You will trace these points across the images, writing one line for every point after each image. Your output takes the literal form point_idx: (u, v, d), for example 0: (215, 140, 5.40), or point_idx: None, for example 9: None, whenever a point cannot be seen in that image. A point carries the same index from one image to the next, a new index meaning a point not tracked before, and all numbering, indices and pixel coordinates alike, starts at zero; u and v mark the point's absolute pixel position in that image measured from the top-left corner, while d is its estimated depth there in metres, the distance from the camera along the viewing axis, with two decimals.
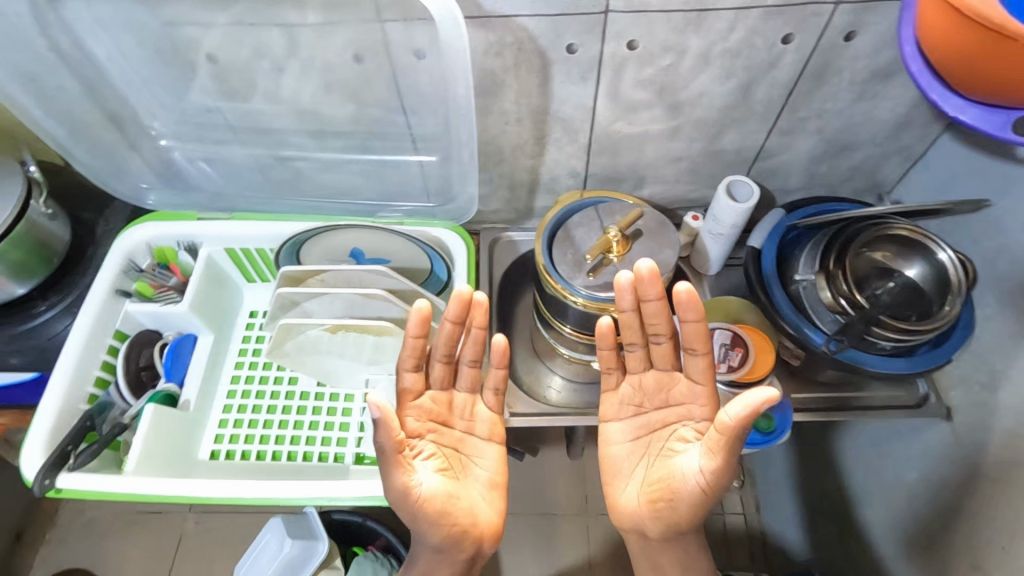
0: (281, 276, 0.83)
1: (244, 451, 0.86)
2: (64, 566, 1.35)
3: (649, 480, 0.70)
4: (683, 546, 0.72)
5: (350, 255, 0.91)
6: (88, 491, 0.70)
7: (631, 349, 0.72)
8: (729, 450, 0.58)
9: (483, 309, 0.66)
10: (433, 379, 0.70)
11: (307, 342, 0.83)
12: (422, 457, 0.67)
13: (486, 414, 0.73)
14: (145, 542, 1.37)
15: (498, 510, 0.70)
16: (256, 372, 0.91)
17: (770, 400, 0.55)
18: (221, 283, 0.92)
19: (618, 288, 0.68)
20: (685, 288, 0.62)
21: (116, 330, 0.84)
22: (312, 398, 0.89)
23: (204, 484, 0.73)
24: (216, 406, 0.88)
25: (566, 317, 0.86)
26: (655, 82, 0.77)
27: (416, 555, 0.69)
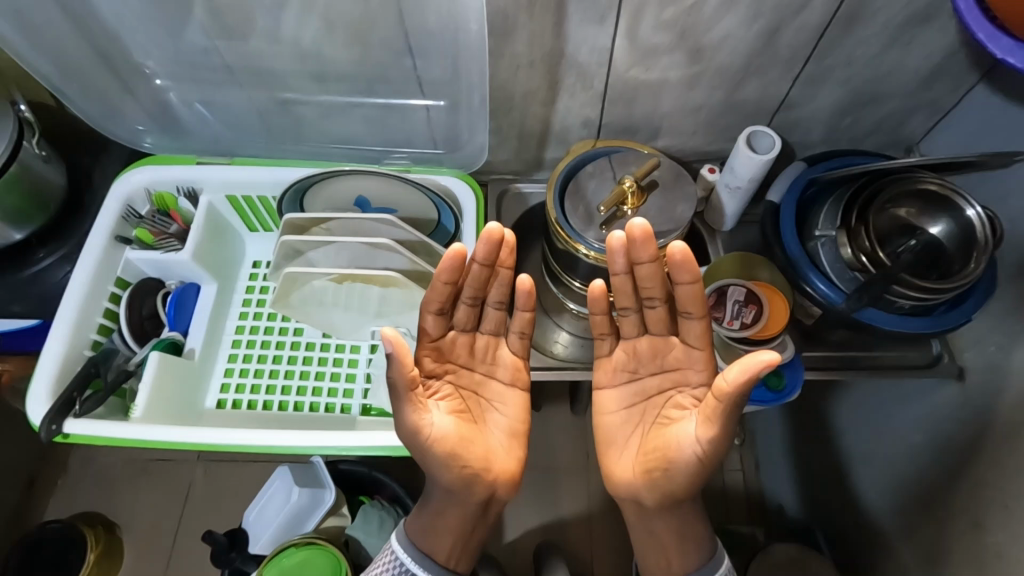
0: (282, 226, 0.80)
1: (251, 400, 0.86)
2: (78, 509, 1.38)
3: (647, 444, 0.70)
4: (678, 514, 0.71)
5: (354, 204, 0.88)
6: (97, 437, 0.69)
7: (625, 313, 0.71)
8: (724, 414, 0.58)
9: (511, 248, 0.66)
10: (457, 320, 0.70)
11: (313, 294, 0.81)
12: (437, 399, 0.67)
13: (508, 358, 0.73)
14: (155, 489, 1.40)
15: (516, 457, 0.70)
16: (260, 323, 0.90)
17: (770, 363, 0.54)
18: (222, 231, 0.89)
19: (610, 247, 0.67)
20: (680, 246, 0.61)
21: (116, 277, 0.81)
22: (317, 348, 0.89)
23: (212, 432, 0.72)
24: (222, 355, 0.88)
25: (576, 271, 0.85)
26: (677, 24, 0.73)
27: (427, 499, 0.70)
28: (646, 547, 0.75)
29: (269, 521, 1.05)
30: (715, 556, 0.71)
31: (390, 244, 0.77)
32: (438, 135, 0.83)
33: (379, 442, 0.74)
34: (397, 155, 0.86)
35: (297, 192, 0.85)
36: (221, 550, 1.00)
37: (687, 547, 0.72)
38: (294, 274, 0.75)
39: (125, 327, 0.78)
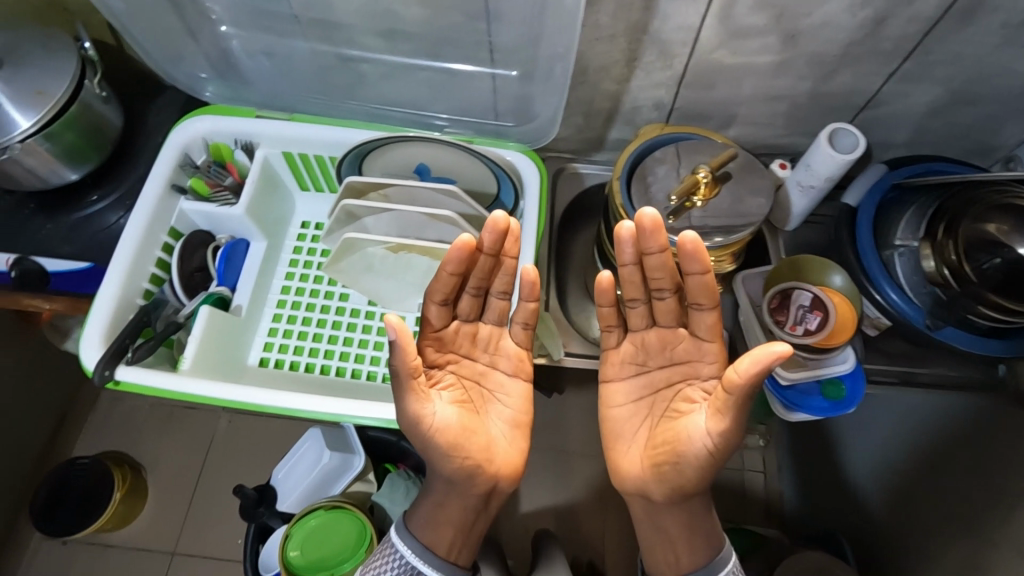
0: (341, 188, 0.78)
1: (293, 361, 0.85)
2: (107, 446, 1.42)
3: (652, 438, 0.67)
4: (688, 508, 0.68)
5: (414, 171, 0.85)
6: (146, 386, 0.69)
7: (633, 305, 0.69)
8: (737, 407, 0.55)
9: (517, 237, 0.64)
10: (461, 310, 0.68)
11: (366, 260, 0.79)
12: (439, 388, 0.65)
13: (512, 349, 0.70)
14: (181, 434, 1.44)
15: (519, 448, 0.69)
16: (307, 285, 0.89)
17: (781, 355, 0.51)
18: (275, 188, 0.88)
19: (618, 238, 0.64)
20: (691, 235, 0.58)
21: (171, 227, 0.80)
22: (362, 315, 0.88)
23: (257, 391, 0.71)
24: (267, 313, 0.87)
25: None
26: (775, 6, 0.68)
27: (430, 487, 0.69)
28: (653, 542, 0.72)
29: (297, 480, 1.06)
30: (723, 551, 0.68)
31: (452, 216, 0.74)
32: (508, 109, 0.80)
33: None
34: (437, 122, 0.83)
35: (357, 157, 0.82)
36: (251, 504, 1.02)
37: (697, 542, 0.69)
38: (353, 240, 0.72)
39: (176, 280, 0.77)
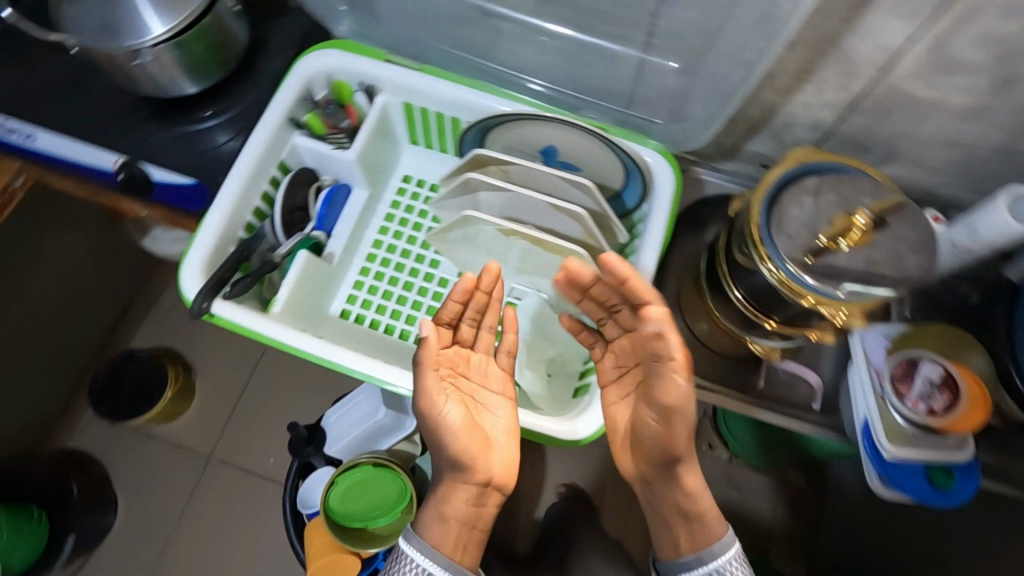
0: (465, 157, 0.73)
1: (373, 319, 0.83)
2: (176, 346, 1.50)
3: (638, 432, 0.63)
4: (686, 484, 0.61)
5: (539, 151, 0.79)
6: (237, 324, 0.67)
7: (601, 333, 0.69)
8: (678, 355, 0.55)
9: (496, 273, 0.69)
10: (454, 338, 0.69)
11: (472, 235, 0.75)
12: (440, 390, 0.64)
13: (499, 374, 0.70)
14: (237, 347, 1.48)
15: (514, 457, 0.66)
16: (400, 243, 0.86)
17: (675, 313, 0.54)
18: (387, 137, 0.84)
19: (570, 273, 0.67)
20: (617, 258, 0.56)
21: (281, 161, 0.77)
22: (449, 287, 0.84)
23: (345, 354, 0.68)
24: (355, 265, 0.84)
25: (749, 281, 0.77)
26: (1005, 45, 0.58)
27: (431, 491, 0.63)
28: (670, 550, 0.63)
29: (346, 427, 1.06)
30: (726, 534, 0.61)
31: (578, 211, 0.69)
32: (666, 107, 0.74)
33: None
34: (530, 84, 0.78)
35: (482, 130, 0.78)
36: (299, 442, 1.04)
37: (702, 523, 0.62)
38: (474, 217, 0.67)
39: (279, 218, 0.75)
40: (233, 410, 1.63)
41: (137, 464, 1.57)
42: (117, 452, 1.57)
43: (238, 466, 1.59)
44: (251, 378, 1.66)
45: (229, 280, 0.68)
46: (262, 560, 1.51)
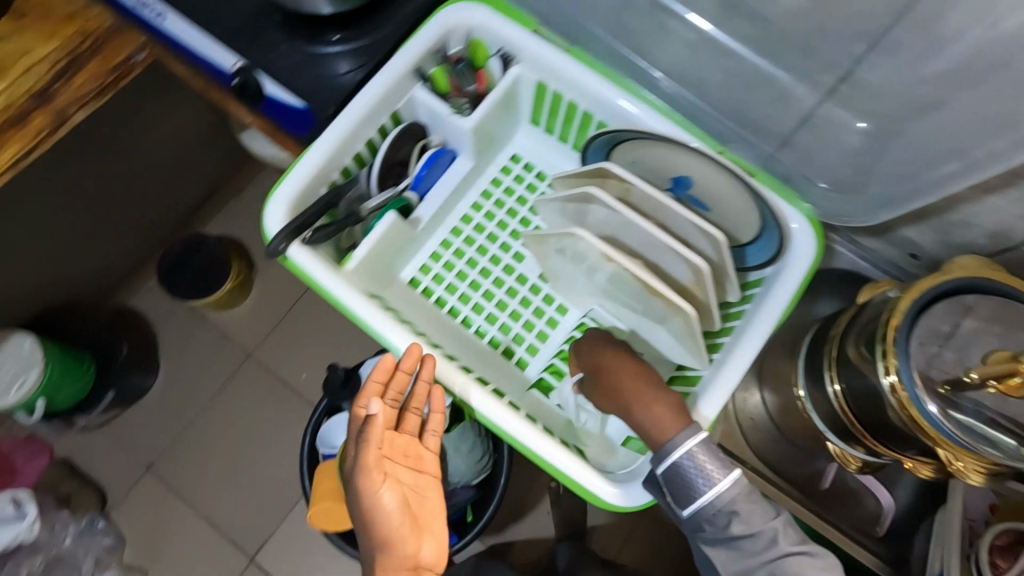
0: (586, 164, 0.66)
1: (440, 297, 0.78)
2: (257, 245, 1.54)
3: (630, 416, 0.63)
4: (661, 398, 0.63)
5: (669, 178, 0.71)
6: (307, 273, 0.64)
7: None
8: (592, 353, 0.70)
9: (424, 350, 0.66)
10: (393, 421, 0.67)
11: (569, 247, 0.68)
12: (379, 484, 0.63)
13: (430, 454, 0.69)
14: None
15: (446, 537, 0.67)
16: (489, 225, 0.80)
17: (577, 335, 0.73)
18: (508, 112, 0.77)
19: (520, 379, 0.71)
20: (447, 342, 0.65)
21: (394, 110, 0.71)
22: (526, 286, 0.78)
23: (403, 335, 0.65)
24: (438, 236, 0.80)
25: (861, 381, 0.69)
26: None
27: None
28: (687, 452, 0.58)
29: None
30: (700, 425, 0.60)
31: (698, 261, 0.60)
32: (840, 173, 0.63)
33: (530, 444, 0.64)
34: (655, 76, 0.67)
35: (608, 142, 0.72)
36: (335, 383, 1.02)
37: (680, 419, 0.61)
38: (582, 239, 0.60)
39: (375, 172, 0.71)
40: (281, 317, 1.67)
41: (183, 341, 1.64)
42: (169, 324, 1.65)
43: (272, 371, 1.63)
44: (304, 293, 1.68)
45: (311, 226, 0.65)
46: (272, 465, 1.57)
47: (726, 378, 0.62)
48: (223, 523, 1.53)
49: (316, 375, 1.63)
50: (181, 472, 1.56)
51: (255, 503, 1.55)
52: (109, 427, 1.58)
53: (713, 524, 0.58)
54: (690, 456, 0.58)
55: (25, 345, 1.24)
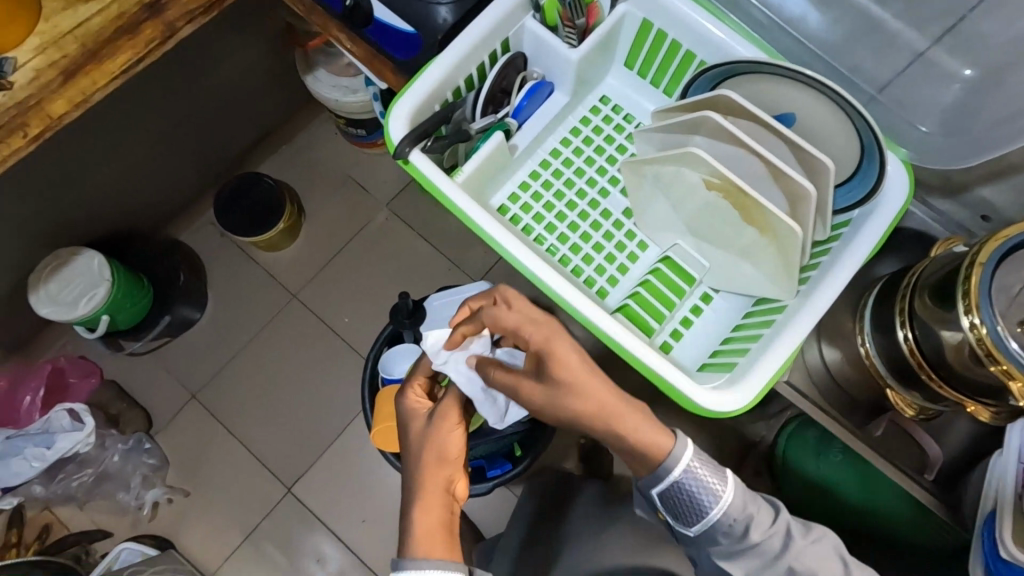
0: (690, 97, 0.72)
1: (529, 224, 0.82)
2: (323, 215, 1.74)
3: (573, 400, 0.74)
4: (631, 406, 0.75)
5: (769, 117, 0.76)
6: (425, 178, 0.70)
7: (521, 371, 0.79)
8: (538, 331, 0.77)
9: None
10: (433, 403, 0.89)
11: (666, 176, 0.73)
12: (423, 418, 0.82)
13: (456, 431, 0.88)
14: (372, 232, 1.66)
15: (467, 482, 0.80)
16: (576, 160, 0.84)
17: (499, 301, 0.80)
18: (606, 50, 0.81)
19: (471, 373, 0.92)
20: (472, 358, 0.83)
21: (506, 37, 0.75)
22: (610, 221, 0.82)
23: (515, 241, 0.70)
24: (527, 166, 0.83)
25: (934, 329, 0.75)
26: None
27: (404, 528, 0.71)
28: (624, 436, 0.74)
29: (446, 319, 1.07)
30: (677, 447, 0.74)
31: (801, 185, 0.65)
32: (938, 116, 0.80)
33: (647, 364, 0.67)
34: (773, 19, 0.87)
35: (718, 76, 0.76)
36: (402, 312, 1.07)
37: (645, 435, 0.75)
38: (693, 155, 0.65)
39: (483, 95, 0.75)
40: (326, 262, 1.71)
41: (232, 277, 1.69)
42: (218, 259, 1.69)
43: (316, 312, 1.68)
44: (351, 239, 1.73)
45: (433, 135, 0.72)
46: (313, 401, 1.62)
47: (817, 300, 0.68)
48: (263, 452, 1.59)
49: (359, 319, 1.68)
50: (225, 402, 1.62)
51: (294, 436, 1.60)
52: (157, 353, 1.63)
53: (728, 535, 0.74)
54: (688, 471, 0.74)
55: (94, 263, 1.29)
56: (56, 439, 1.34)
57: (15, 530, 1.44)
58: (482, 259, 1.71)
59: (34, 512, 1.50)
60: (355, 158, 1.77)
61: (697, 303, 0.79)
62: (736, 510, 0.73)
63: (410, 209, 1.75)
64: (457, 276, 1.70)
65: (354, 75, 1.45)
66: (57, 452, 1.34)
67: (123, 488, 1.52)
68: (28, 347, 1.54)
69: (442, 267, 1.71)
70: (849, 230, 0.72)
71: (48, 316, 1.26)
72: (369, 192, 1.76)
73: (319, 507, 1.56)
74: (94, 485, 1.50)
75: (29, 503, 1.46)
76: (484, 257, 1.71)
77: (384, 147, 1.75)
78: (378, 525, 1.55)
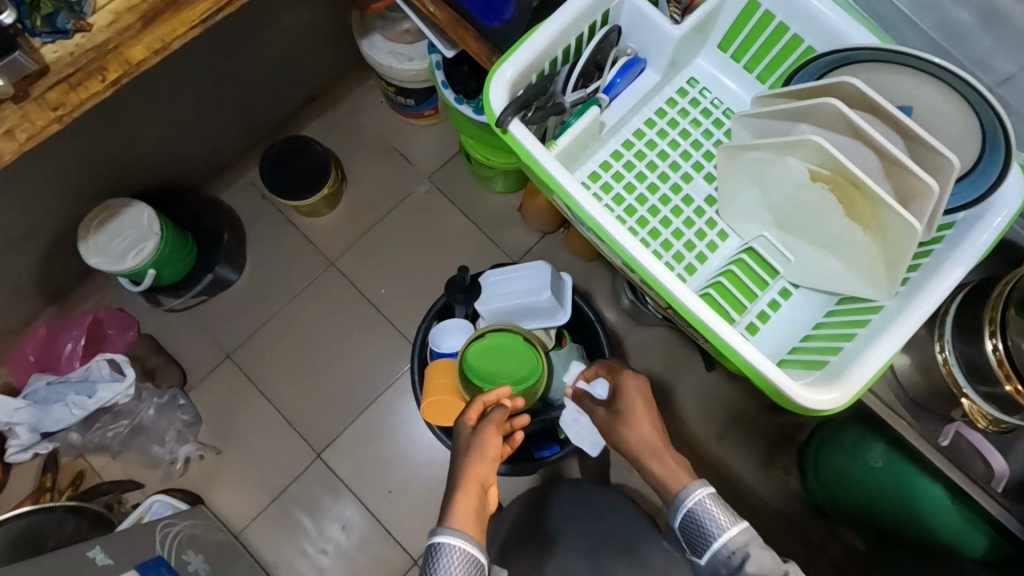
0: (798, 86, 0.75)
1: (614, 200, 0.87)
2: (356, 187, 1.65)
3: (646, 433, 0.85)
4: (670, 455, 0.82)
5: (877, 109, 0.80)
6: (522, 147, 0.75)
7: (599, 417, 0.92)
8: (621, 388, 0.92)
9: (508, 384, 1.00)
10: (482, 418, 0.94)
11: (765, 165, 0.77)
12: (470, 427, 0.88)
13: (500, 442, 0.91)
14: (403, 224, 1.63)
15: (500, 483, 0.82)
16: (659, 142, 0.88)
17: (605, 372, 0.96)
18: (701, 31, 0.86)
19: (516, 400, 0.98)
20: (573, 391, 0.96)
21: (607, 10, 0.78)
22: (691, 206, 0.87)
23: (609, 219, 0.77)
24: (611, 145, 0.88)
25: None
26: None
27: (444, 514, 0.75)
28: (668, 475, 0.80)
29: (501, 296, 1.06)
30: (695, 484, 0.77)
31: (917, 179, 0.67)
32: None
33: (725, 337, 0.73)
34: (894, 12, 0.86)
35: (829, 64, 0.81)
36: (457, 286, 1.05)
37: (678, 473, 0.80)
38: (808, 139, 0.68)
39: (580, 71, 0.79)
40: (366, 230, 1.70)
41: (270, 240, 1.68)
42: (258, 221, 1.69)
43: (352, 280, 1.67)
44: (391, 210, 1.71)
45: (535, 105, 0.78)
46: (344, 370, 1.62)
47: (921, 304, 0.69)
48: (293, 417, 1.59)
49: (395, 290, 1.66)
50: (258, 364, 1.62)
51: (325, 403, 1.60)
52: (194, 310, 1.63)
53: (726, 569, 0.72)
54: (699, 502, 0.75)
55: (143, 217, 1.29)
56: (96, 388, 1.35)
57: (50, 475, 1.46)
58: (521, 239, 1.69)
59: (68, 458, 1.52)
60: (399, 128, 1.75)
61: (774, 298, 0.84)
62: (739, 547, 0.72)
63: (452, 183, 1.72)
64: (495, 254, 1.68)
65: (410, 42, 1.43)
66: (97, 402, 1.35)
67: (156, 442, 1.53)
68: (69, 296, 1.55)
69: (481, 244, 1.69)
70: (954, 232, 0.75)
71: (97, 266, 1.26)
72: (411, 163, 1.74)
73: (346, 474, 1.56)
74: (129, 437, 1.52)
75: (64, 450, 1.48)
76: (523, 237, 1.69)
77: (430, 119, 1.73)
78: (404, 496, 1.56)
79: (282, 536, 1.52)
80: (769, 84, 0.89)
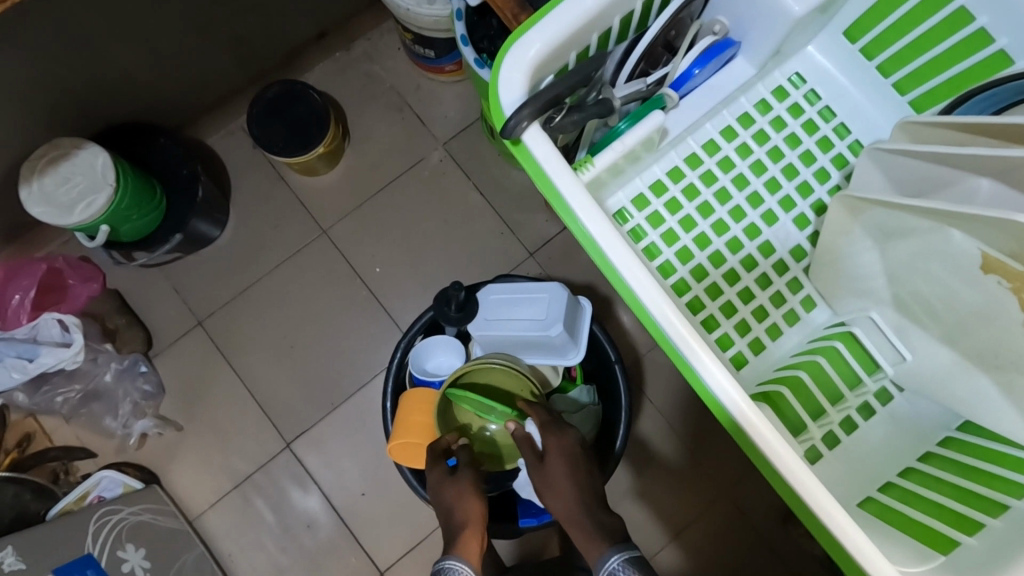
0: (965, 118, 0.64)
1: (686, 216, 0.84)
2: (364, 172, 1.49)
3: (579, 495, 0.70)
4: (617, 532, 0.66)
5: None
6: (539, 165, 0.62)
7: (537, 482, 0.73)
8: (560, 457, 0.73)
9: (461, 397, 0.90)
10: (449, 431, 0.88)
11: (897, 225, 0.68)
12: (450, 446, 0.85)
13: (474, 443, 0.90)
14: (400, 215, 1.47)
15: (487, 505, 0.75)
16: (734, 155, 0.84)
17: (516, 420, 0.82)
18: (820, 14, 0.75)
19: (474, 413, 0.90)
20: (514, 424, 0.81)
21: None
22: (772, 254, 0.84)
23: (635, 269, 0.61)
24: (680, 154, 0.84)
25: None
26: None
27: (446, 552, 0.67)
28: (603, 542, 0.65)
29: (496, 318, 0.91)
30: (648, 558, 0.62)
31: None
32: None
33: (785, 474, 0.59)
34: None
35: (1012, 90, 0.68)
36: (445, 303, 0.90)
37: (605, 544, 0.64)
38: (994, 214, 0.55)
39: (635, 57, 0.71)
40: (366, 198, 1.48)
41: (258, 197, 1.48)
42: (246, 175, 1.48)
43: (345, 253, 1.47)
44: (396, 177, 1.49)
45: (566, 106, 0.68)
46: (327, 352, 1.44)
47: None
48: (265, 399, 1.43)
49: (391, 270, 1.46)
50: (232, 336, 1.45)
51: (302, 387, 1.43)
52: (167, 267, 1.46)
53: None
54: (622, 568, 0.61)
55: (98, 162, 1.10)
56: (40, 351, 1.20)
57: None
58: (542, 227, 1.45)
59: (18, 417, 1.39)
60: (416, 82, 1.51)
61: (869, 400, 0.81)
62: None
63: (470, 153, 1.49)
64: (510, 241, 1.45)
65: None
66: (41, 367, 1.19)
67: (110, 413, 1.39)
68: (27, 239, 1.38)
69: (495, 229, 1.46)
70: None
71: (39, 217, 1.08)
72: (426, 125, 1.50)
73: (316, 470, 1.40)
74: (80, 403, 1.37)
75: (14, 409, 1.35)
76: (544, 226, 1.45)
77: (453, 75, 1.48)
78: (379, 501, 1.39)
79: (240, 528, 1.39)
80: (909, 95, 0.80)
